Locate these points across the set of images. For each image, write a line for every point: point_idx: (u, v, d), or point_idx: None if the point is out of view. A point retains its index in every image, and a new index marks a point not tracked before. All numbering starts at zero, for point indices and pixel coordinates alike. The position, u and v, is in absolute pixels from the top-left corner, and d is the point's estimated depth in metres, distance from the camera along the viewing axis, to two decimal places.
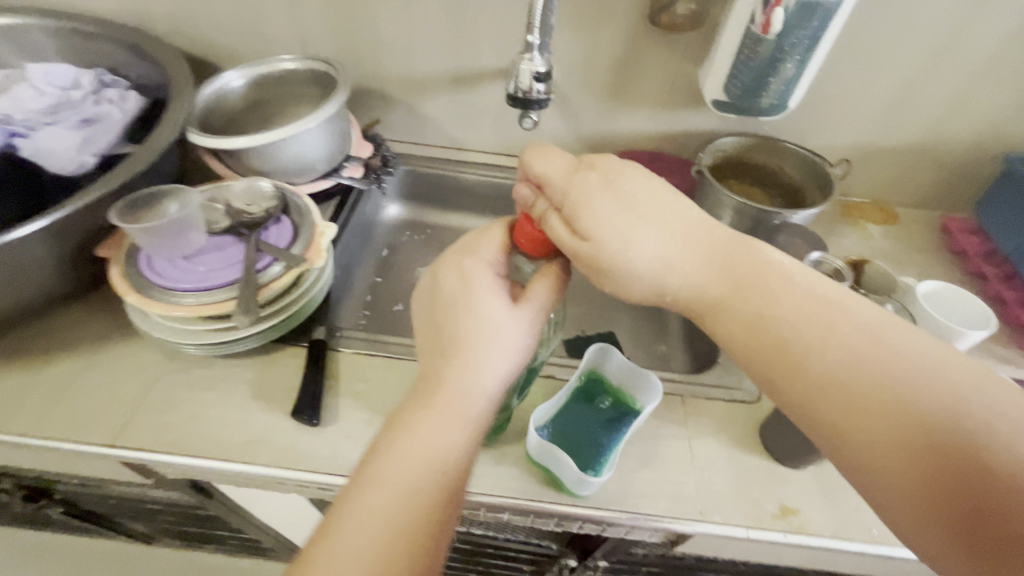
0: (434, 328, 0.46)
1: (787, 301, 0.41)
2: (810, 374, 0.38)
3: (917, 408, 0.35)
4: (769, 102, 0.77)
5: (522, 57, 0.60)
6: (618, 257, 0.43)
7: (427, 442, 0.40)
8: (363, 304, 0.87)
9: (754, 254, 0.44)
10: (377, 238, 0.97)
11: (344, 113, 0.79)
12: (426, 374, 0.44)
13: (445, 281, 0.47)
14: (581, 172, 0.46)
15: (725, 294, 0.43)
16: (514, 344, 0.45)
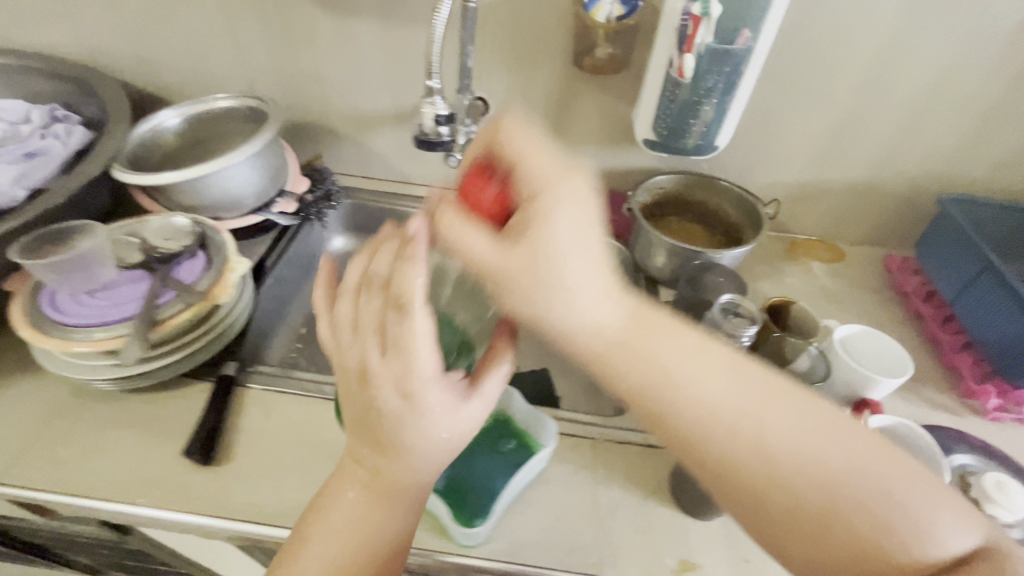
0: (363, 424, 0.45)
1: (673, 354, 0.39)
2: (724, 471, 0.38)
3: (792, 477, 0.36)
4: (694, 142, 0.77)
5: (425, 101, 0.61)
6: (558, 308, 0.39)
7: (364, 537, 0.44)
8: (296, 336, 0.88)
9: (652, 317, 0.40)
10: (320, 270, 0.98)
11: (276, 150, 0.81)
12: (357, 461, 0.46)
13: (380, 378, 0.42)
14: (560, 177, 0.40)
15: (619, 350, 0.39)
16: (448, 445, 0.44)
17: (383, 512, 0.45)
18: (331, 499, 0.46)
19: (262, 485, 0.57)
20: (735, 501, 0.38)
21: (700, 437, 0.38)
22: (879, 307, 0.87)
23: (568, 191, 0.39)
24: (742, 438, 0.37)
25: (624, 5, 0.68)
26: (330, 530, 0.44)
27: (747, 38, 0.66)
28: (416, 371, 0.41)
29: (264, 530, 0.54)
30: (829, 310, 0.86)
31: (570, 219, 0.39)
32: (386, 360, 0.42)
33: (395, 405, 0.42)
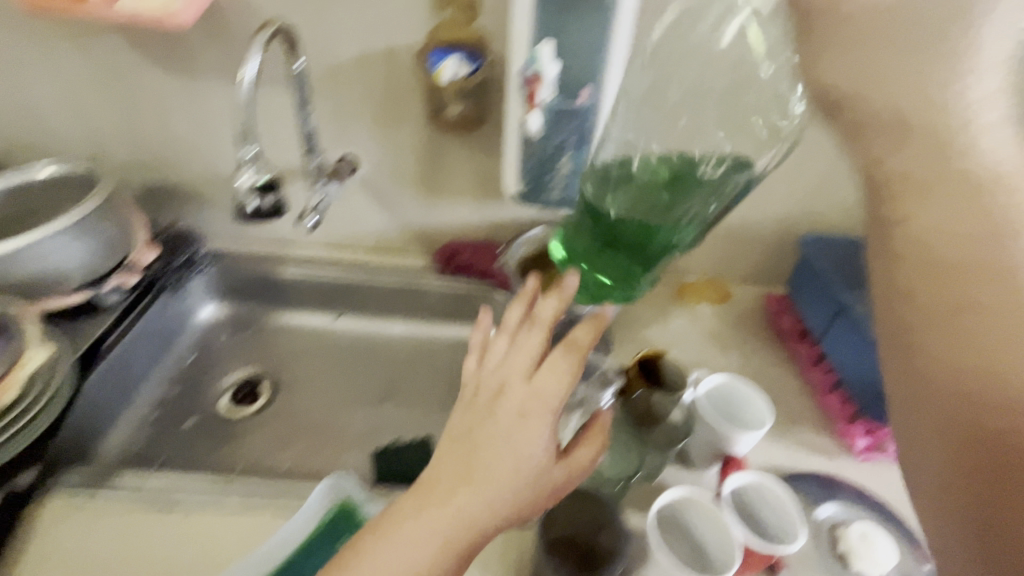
0: (468, 440, 0.45)
1: (964, 223, 0.40)
2: (932, 308, 0.40)
3: (984, 358, 0.37)
4: (558, 195, 0.76)
5: (240, 169, 0.55)
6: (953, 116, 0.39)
7: (409, 563, 0.41)
8: (141, 421, 0.78)
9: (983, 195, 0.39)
10: (182, 343, 0.89)
11: (116, 216, 0.75)
12: (431, 480, 0.44)
13: (507, 399, 0.46)
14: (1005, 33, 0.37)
15: (971, 213, 0.40)
16: (534, 490, 0.44)
17: (438, 531, 0.42)
18: (381, 517, 0.44)
19: None
20: (903, 339, 0.41)
21: (960, 284, 0.39)
22: (760, 348, 0.87)
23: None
24: (948, 314, 0.39)
25: (470, 65, 0.68)
26: (377, 534, 0.43)
27: (588, 92, 0.67)
28: (547, 402, 0.46)
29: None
30: (712, 355, 0.86)
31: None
32: (530, 384, 0.46)
33: (512, 420, 0.45)
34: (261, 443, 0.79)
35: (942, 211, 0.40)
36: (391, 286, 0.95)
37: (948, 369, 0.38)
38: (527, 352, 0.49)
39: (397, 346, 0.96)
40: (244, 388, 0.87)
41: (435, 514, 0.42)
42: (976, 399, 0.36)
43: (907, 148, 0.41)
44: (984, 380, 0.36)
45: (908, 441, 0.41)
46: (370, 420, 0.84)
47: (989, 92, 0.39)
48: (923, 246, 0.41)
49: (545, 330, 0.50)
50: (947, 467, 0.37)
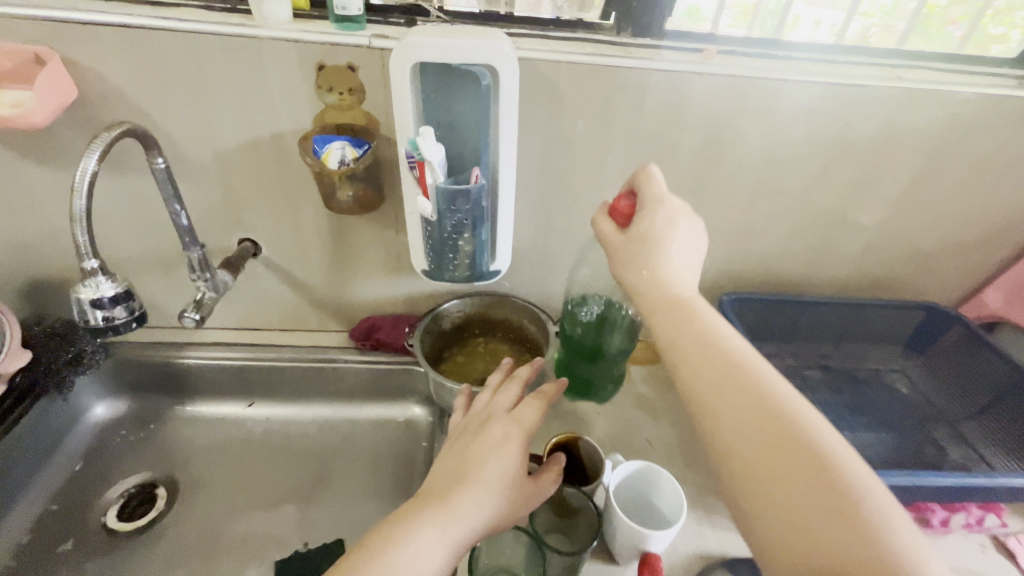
0: (463, 457, 0.55)
1: (699, 335, 0.49)
2: (714, 406, 0.45)
3: (768, 438, 0.42)
4: (464, 273, 0.74)
5: (83, 284, 0.51)
6: (668, 272, 0.53)
7: (423, 558, 0.47)
8: (12, 551, 0.71)
9: (698, 313, 0.50)
10: (71, 449, 0.81)
11: None
12: (434, 492, 0.51)
13: (491, 428, 0.57)
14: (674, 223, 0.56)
15: (685, 323, 0.50)
16: (510, 504, 0.53)
17: (443, 534, 0.48)
18: (390, 522, 0.49)
19: None
20: (712, 437, 0.45)
21: (719, 370, 0.46)
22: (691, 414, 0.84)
23: (677, 208, 0.57)
24: (733, 405, 0.44)
25: (357, 149, 0.66)
26: (391, 535, 0.48)
27: (478, 176, 0.65)
28: (525, 429, 0.58)
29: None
30: (642, 424, 0.82)
31: (665, 227, 0.55)
32: (511, 414, 0.59)
33: (496, 441, 0.55)
34: (149, 561, 0.72)
35: (669, 327, 0.50)
36: (305, 368, 0.89)
37: (755, 455, 0.42)
38: (510, 397, 0.62)
39: (314, 432, 0.89)
40: (140, 494, 0.80)
41: (443, 515, 0.49)
42: (776, 444, 0.42)
43: (665, 306, 0.51)
44: (789, 441, 0.41)
45: (761, 540, 0.40)
46: (275, 524, 0.77)
47: (687, 262, 0.55)
48: (680, 346, 0.49)
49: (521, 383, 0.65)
50: (797, 518, 0.39)
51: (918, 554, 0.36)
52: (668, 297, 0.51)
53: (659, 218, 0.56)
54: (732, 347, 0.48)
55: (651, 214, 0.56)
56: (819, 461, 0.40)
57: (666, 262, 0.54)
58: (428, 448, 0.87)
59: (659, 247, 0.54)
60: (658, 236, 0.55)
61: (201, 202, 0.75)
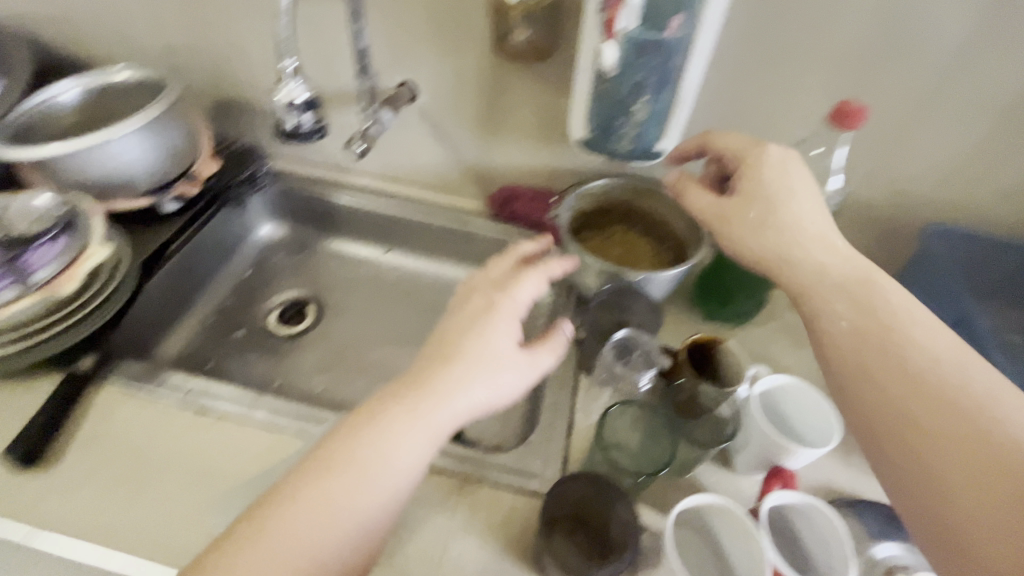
0: (445, 333, 0.51)
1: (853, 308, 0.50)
2: (876, 378, 0.47)
3: (933, 412, 0.44)
4: (627, 145, 0.67)
5: (277, 85, 0.52)
6: (799, 243, 0.55)
7: (400, 442, 0.46)
8: (202, 326, 0.83)
9: (864, 289, 0.51)
10: (243, 256, 0.93)
11: (177, 127, 0.74)
12: (412, 372, 0.50)
13: (474, 300, 0.53)
14: (786, 181, 0.57)
15: (871, 297, 0.51)
16: (501, 381, 0.49)
17: (418, 416, 0.47)
18: (367, 405, 0.48)
19: (80, 498, 0.53)
20: (873, 412, 0.47)
21: (880, 345, 0.48)
22: None
23: (786, 155, 0.59)
24: (896, 381, 0.46)
25: None
26: (368, 416, 0.47)
27: (678, 24, 0.56)
28: (515, 309, 0.52)
29: (45, 540, 0.51)
30: (782, 348, 0.75)
31: (776, 170, 0.58)
32: (498, 293, 0.53)
33: (477, 314, 0.52)
34: (300, 361, 0.82)
35: (850, 308, 0.51)
36: (440, 226, 0.91)
37: (927, 430, 0.43)
38: (504, 269, 0.58)
39: (440, 287, 0.94)
40: (294, 308, 0.90)
41: (411, 396, 0.48)
42: (978, 445, 0.41)
43: (826, 285, 0.52)
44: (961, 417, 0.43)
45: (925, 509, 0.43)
46: (402, 359, 0.83)
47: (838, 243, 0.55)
48: (870, 328, 0.49)
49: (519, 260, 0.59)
50: (975, 488, 0.40)
51: None
52: (857, 277, 0.52)
53: (767, 170, 0.58)
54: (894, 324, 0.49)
55: (769, 170, 0.58)
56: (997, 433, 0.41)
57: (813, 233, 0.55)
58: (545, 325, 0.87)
59: (796, 209, 0.56)
60: (779, 194, 0.56)
61: (372, 35, 0.75)
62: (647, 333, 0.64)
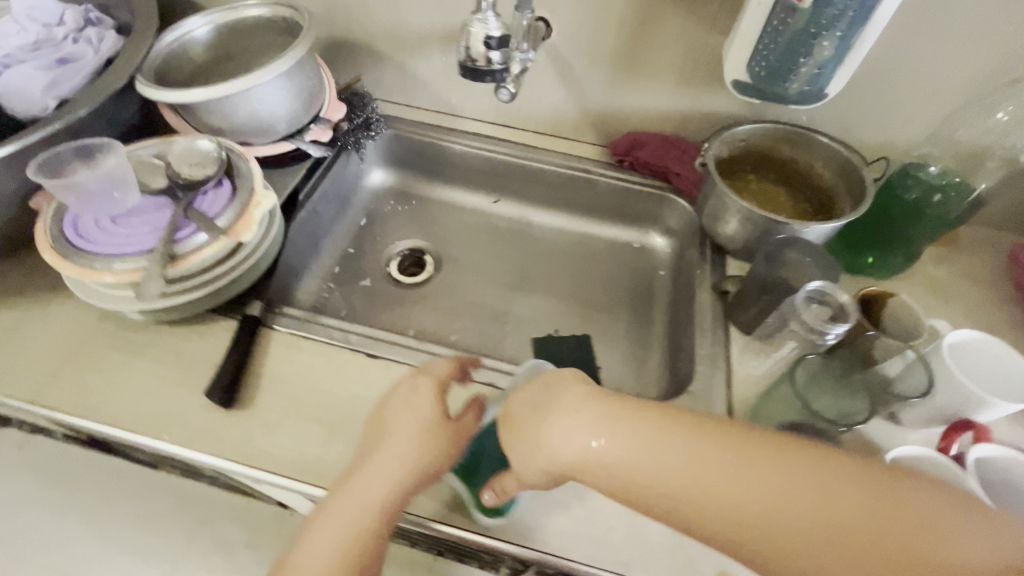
0: (378, 418, 0.50)
1: (653, 461, 0.40)
2: (733, 522, 0.38)
3: (795, 536, 0.37)
4: (799, 87, 0.63)
5: (474, 18, 0.50)
6: (608, 462, 0.41)
7: (352, 531, 0.45)
8: (329, 275, 0.84)
9: (627, 422, 0.42)
10: (357, 205, 0.92)
11: (312, 69, 0.71)
12: (356, 460, 0.48)
13: (400, 385, 0.51)
14: (596, 416, 0.42)
15: (602, 422, 0.42)
16: (433, 451, 0.48)
17: (366, 501, 0.46)
18: (320, 505, 0.46)
19: (281, 436, 0.55)
20: (761, 561, 0.38)
21: (700, 499, 0.39)
22: (989, 304, 0.73)
23: (551, 400, 0.44)
24: (748, 529, 0.38)
25: None
26: (323, 516, 0.45)
27: None
28: (430, 378, 0.51)
29: (260, 473, 0.53)
30: (934, 304, 0.72)
31: (548, 422, 0.43)
32: (407, 401, 0.50)
33: (402, 395, 0.50)
34: (426, 310, 0.83)
35: (639, 452, 0.41)
36: (558, 174, 0.89)
37: (811, 561, 0.37)
38: (400, 390, 0.51)
39: (551, 238, 0.94)
40: (411, 257, 0.91)
41: (356, 481, 0.46)
42: (841, 543, 0.36)
43: (647, 474, 0.40)
44: (811, 531, 0.37)
45: None
46: (527, 309, 0.84)
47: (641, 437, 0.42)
48: (696, 516, 0.39)
49: (443, 364, 0.53)
50: None
51: (951, 530, 0.36)
52: (651, 450, 0.40)
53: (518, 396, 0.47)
54: (680, 463, 0.40)
55: (511, 408, 0.47)
56: (841, 520, 0.37)
57: (612, 442, 0.41)
58: (665, 278, 0.86)
59: (577, 440, 0.42)
60: (587, 462, 0.42)
61: None
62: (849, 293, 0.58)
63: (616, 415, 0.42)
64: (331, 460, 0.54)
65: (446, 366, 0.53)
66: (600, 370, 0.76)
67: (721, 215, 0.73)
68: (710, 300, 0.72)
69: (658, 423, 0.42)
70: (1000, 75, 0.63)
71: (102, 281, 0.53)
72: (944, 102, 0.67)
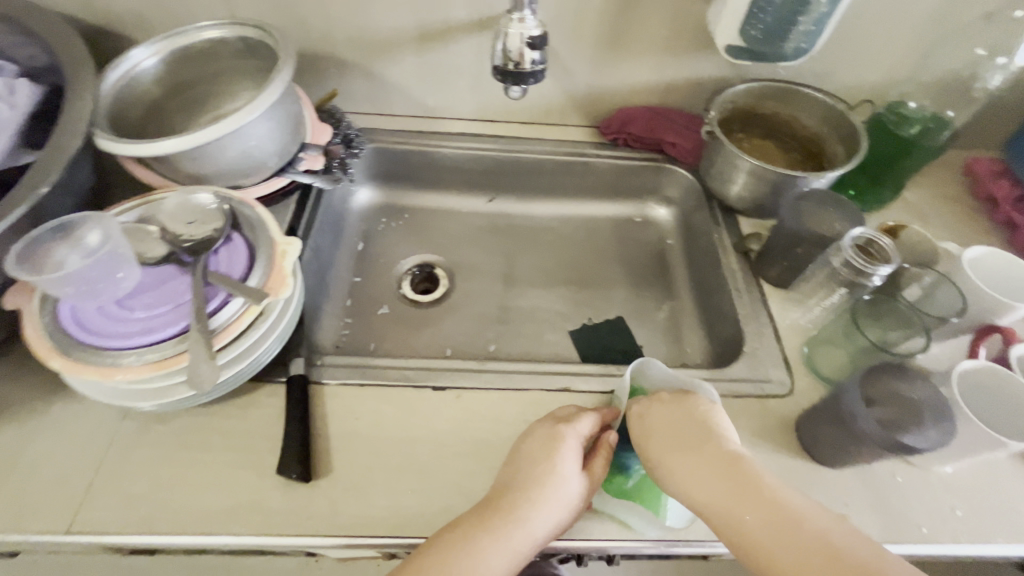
0: (513, 462, 0.51)
1: (786, 528, 0.43)
2: None
3: None
4: (794, 45, 0.66)
5: (512, 19, 0.54)
6: (743, 511, 0.45)
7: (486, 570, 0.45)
8: (343, 310, 0.78)
9: (766, 482, 0.46)
10: (349, 230, 0.86)
11: (293, 93, 0.64)
12: (494, 498, 0.49)
13: (536, 431, 0.53)
14: (742, 469, 0.47)
15: (739, 483, 0.46)
16: (571, 499, 0.49)
17: (503, 541, 0.46)
18: (450, 531, 0.46)
19: (372, 494, 0.51)
20: None
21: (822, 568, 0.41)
22: (964, 217, 0.81)
23: (706, 448, 0.49)
24: None
25: None
26: (450, 544, 0.45)
27: None
28: (577, 429, 0.52)
29: (366, 541, 0.49)
30: (920, 226, 0.79)
31: (699, 471, 0.48)
32: (552, 453, 0.50)
33: (543, 443, 0.51)
34: (455, 326, 0.79)
35: (772, 516, 0.44)
36: (554, 162, 0.87)
37: None
38: (538, 440, 0.52)
39: (556, 227, 0.92)
40: (421, 273, 0.86)
41: (495, 521, 0.47)
42: None
43: (778, 528, 0.43)
44: None
45: None
46: (554, 303, 0.83)
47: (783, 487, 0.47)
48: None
49: (591, 415, 0.54)
50: None
51: None
52: (786, 515, 0.44)
53: (657, 412, 0.53)
54: (812, 530, 0.43)
55: (653, 445, 0.51)
56: None
57: (750, 495, 0.45)
58: (675, 247, 0.89)
59: (714, 487, 0.47)
60: (724, 513, 0.45)
61: None
62: (886, 235, 0.62)
63: (758, 474, 0.47)
64: (433, 506, 0.51)
65: (588, 423, 0.54)
66: (641, 348, 0.77)
67: (729, 177, 0.75)
68: (736, 261, 0.75)
69: (797, 494, 0.46)
70: (956, 9, 0.69)
71: (117, 379, 0.45)
72: (910, 41, 0.73)
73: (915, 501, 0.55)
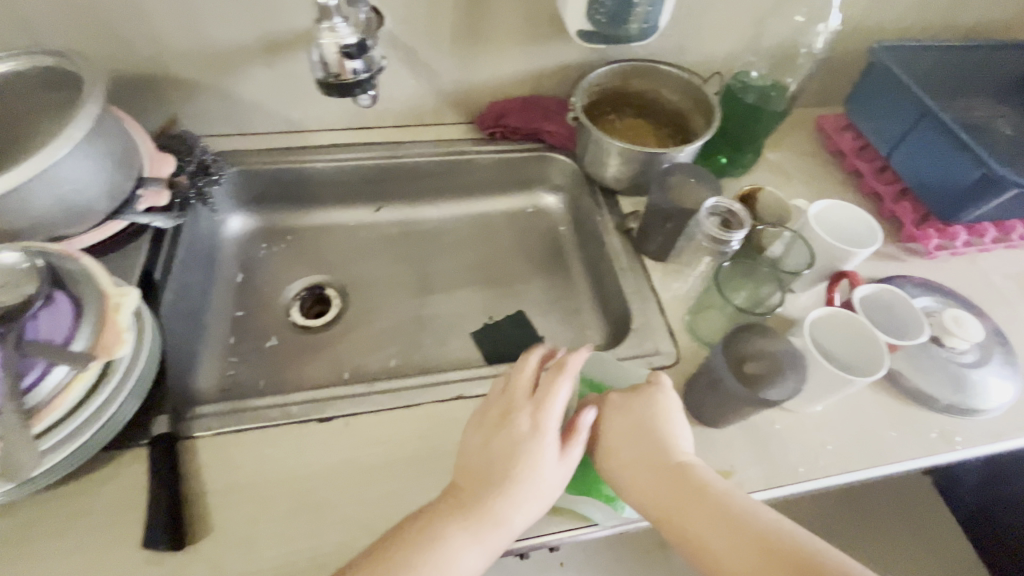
0: (485, 456, 0.48)
1: (726, 518, 0.47)
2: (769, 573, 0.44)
3: None
4: (637, 27, 0.67)
5: (322, 29, 0.52)
6: (687, 500, 0.49)
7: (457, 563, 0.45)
8: (227, 349, 0.73)
9: (709, 477, 0.50)
10: (225, 262, 0.80)
11: (116, 124, 0.58)
12: (466, 495, 0.47)
13: (513, 421, 0.49)
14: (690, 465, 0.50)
15: (686, 479, 0.50)
16: (548, 490, 0.48)
17: (481, 541, 0.46)
18: (417, 520, 0.47)
19: (257, 548, 0.48)
20: None
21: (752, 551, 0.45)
22: (819, 171, 0.87)
23: (662, 443, 0.52)
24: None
25: None
26: (414, 537, 0.46)
27: None
28: (555, 416, 0.49)
29: None
30: (782, 185, 0.84)
31: (653, 469, 0.51)
32: (532, 448, 0.48)
33: (521, 436, 0.48)
34: (352, 346, 0.76)
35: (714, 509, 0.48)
36: (435, 163, 0.85)
37: None
38: (515, 432, 0.49)
39: (450, 228, 0.90)
40: (312, 296, 0.82)
41: (474, 523, 0.46)
42: None
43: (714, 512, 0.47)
44: None
45: None
46: (454, 306, 0.82)
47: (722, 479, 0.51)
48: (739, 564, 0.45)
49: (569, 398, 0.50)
50: None
51: None
52: (725, 504, 0.48)
53: (611, 418, 0.54)
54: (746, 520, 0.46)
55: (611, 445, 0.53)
56: None
57: (696, 488, 0.49)
58: (568, 233, 0.90)
59: (664, 481, 0.50)
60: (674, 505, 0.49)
61: None
62: (737, 201, 0.66)
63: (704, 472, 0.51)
64: (327, 546, 0.49)
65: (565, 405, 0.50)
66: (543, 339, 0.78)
67: (601, 160, 0.77)
68: (620, 241, 0.77)
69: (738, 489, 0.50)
70: None
71: None
72: (746, 12, 0.76)
73: (792, 445, 0.59)
